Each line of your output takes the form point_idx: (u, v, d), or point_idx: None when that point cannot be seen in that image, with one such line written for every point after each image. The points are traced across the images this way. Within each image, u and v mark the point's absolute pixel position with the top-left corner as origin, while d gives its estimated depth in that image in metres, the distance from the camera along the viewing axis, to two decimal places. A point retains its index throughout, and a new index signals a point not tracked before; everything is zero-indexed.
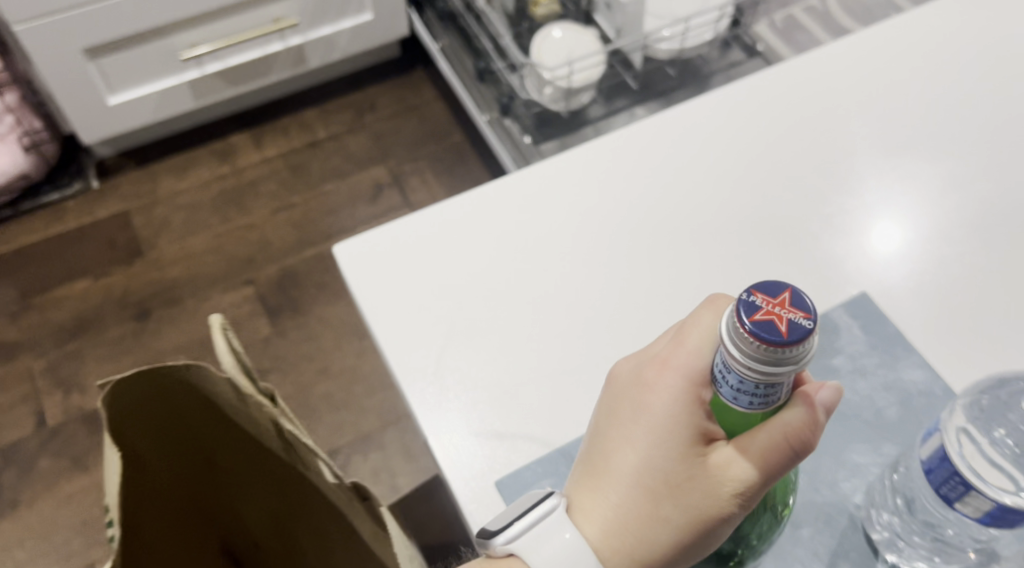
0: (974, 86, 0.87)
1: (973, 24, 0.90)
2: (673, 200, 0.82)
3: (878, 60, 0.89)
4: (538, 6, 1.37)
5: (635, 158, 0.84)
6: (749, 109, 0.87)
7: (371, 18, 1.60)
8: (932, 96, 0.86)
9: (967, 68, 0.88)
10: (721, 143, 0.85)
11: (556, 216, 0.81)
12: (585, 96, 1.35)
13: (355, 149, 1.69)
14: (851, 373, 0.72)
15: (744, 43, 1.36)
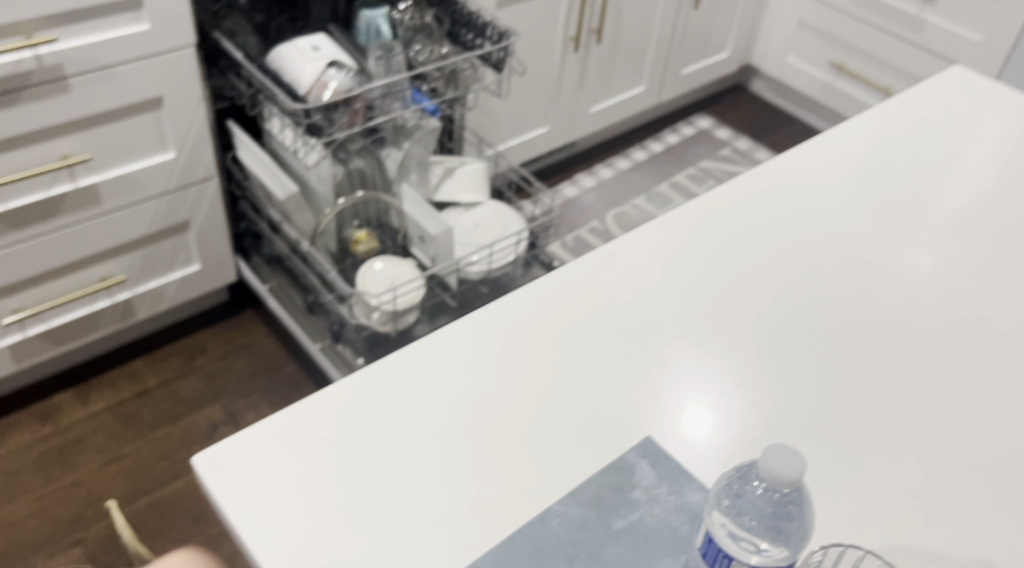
0: (765, 249, 0.88)
1: (744, 197, 0.94)
2: (479, 391, 0.73)
3: (666, 236, 0.88)
4: (360, 243, 1.50)
5: (440, 357, 0.75)
6: (557, 295, 0.82)
7: (199, 268, 1.65)
8: (727, 264, 0.86)
9: (751, 235, 0.89)
10: (528, 333, 0.78)
11: (369, 422, 0.70)
12: (410, 316, 1.47)
13: (186, 392, 1.72)
14: (648, 501, 0.67)
15: (543, 262, 1.63)
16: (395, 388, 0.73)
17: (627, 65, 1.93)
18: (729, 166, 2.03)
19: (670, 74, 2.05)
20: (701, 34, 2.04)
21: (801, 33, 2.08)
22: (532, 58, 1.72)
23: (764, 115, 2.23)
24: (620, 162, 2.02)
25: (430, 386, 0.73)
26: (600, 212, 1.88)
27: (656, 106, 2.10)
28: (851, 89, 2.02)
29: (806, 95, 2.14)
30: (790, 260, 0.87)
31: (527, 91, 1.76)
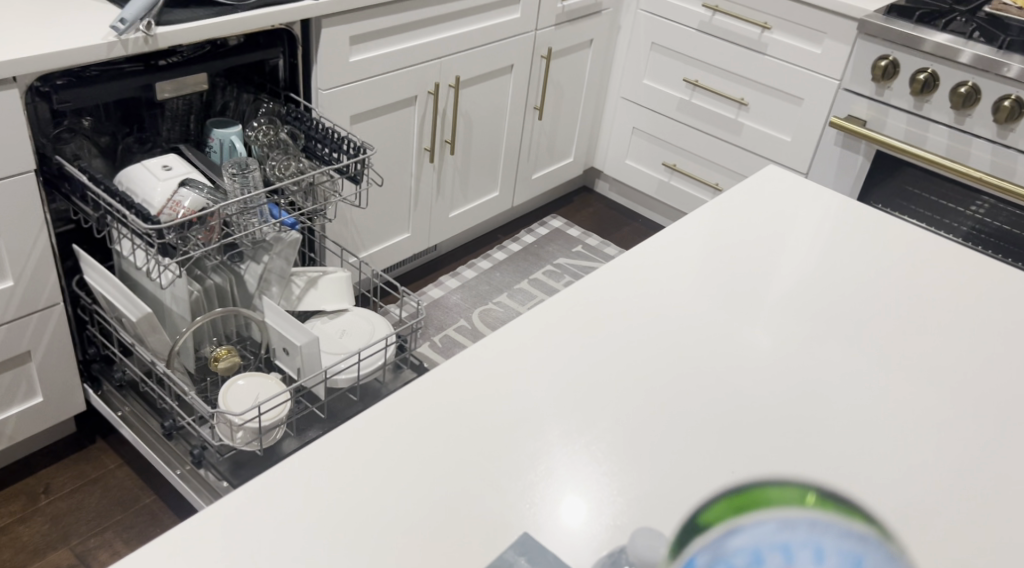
0: (628, 337, 0.91)
1: (604, 289, 0.97)
2: (353, 504, 0.71)
3: (534, 331, 0.90)
4: (219, 360, 1.43)
5: (309, 474, 0.72)
6: (429, 398, 0.81)
7: (41, 401, 1.55)
8: (594, 353, 0.88)
9: (614, 324, 0.92)
10: (396, 440, 0.76)
11: (238, 550, 0.66)
12: (278, 432, 1.42)
13: (30, 537, 1.59)
14: None
15: (412, 363, 1.62)
16: (263, 509, 0.69)
17: (479, 172, 2.00)
18: (583, 262, 2.12)
19: (521, 178, 2.14)
20: (547, 140, 2.15)
21: (637, 137, 2.23)
22: (387, 170, 1.76)
23: (610, 214, 2.36)
24: (480, 262, 2.07)
25: (297, 507, 0.70)
26: (466, 312, 1.90)
27: (510, 209, 2.18)
28: (685, 187, 2.18)
29: (647, 192, 2.28)
30: (652, 345, 0.90)
31: (385, 200, 1.79)
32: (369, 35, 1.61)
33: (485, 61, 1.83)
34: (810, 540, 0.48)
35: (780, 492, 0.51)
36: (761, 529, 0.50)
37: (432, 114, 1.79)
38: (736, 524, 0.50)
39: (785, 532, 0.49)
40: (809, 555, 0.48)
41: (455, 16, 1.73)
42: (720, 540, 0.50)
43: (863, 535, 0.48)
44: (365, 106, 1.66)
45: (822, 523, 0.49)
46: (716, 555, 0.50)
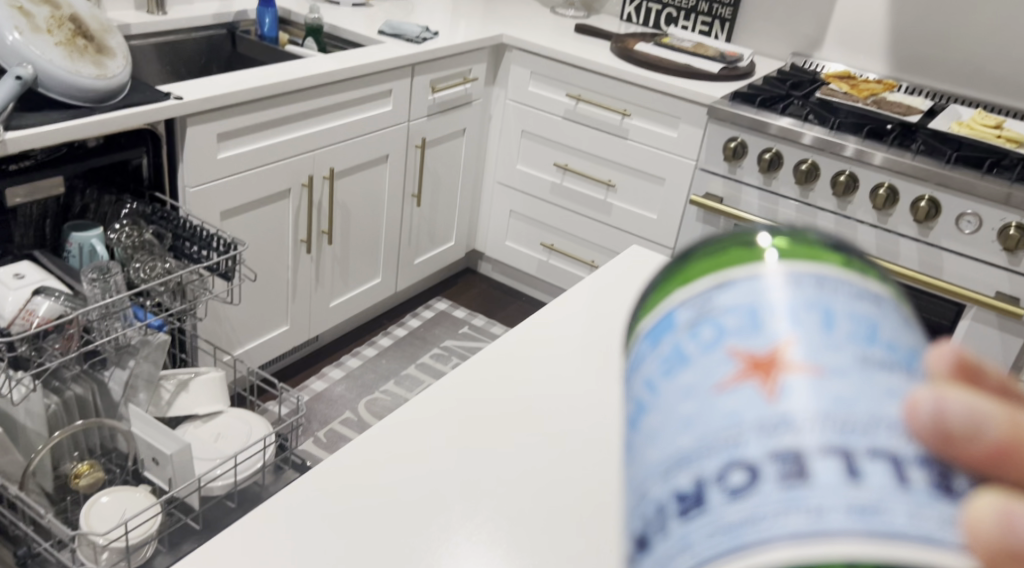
0: (573, 391, 0.74)
1: (535, 342, 0.81)
2: None
3: (457, 394, 0.72)
4: (80, 477, 1.35)
5: None
6: (333, 490, 0.62)
7: None
8: (534, 413, 0.71)
9: (553, 380, 0.76)
10: (292, 549, 0.57)
11: None
12: (147, 550, 1.31)
13: None
14: None
15: (295, 462, 1.57)
16: None
17: (359, 260, 1.98)
18: (471, 344, 2.12)
19: (403, 264, 2.13)
20: (427, 226, 2.16)
21: (515, 219, 2.27)
22: (262, 265, 1.73)
23: (493, 295, 2.37)
24: (365, 350, 2.04)
25: None
26: (352, 403, 1.85)
27: (394, 295, 2.16)
28: (564, 264, 2.22)
29: (528, 272, 2.32)
30: (603, 399, 0.74)
31: (260, 295, 1.75)
32: (238, 130, 1.59)
33: (359, 151, 1.84)
34: (824, 295, 0.27)
35: (800, 236, 0.30)
36: (767, 274, 0.28)
37: (307, 206, 1.78)
38: (726, 271, 0.29)
39: (793, 280, 0.28)
40: (818, 315, 0.27)
41: (325, 110, 1.73)
42: (703, 291, 0.29)
43: (880, 294, 0.28)
44: (235, 201, 1.63)
45: (841, 275, 0.28)
46: (668, 316, 0.29)
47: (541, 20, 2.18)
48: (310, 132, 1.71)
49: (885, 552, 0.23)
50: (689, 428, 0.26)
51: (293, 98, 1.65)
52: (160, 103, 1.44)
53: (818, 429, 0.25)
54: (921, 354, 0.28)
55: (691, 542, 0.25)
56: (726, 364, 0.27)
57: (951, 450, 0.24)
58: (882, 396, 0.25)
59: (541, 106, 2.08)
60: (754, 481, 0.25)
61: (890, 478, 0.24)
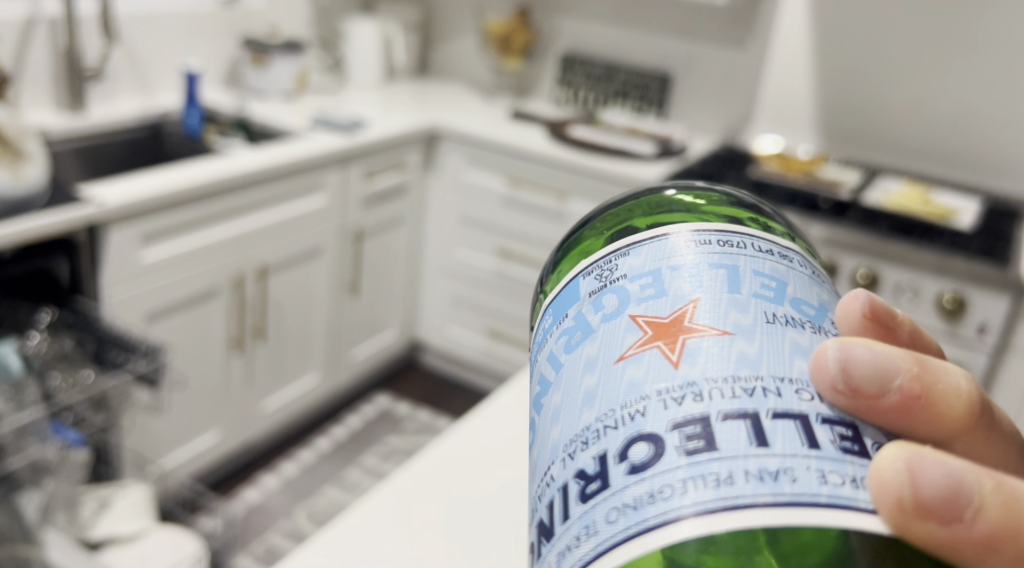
0: None
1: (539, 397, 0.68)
2: None
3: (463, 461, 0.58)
4: None
5: None
6: None
7: None
8: None
9: None
10: None
11: None
12: None
13: None
14: None
15: None
16: None
17: (295, 358, 1.90)
18: (415, 442, 2.04)
19: (343, 358, 2.06)
20: (366, 317, 2.10)
21: (457, 306, 2.23)
22: (191, 369, 1.64)
23: (435, 386, 2.30)
24: (303, 453, 1.94)
25: None
26: (289, 512, 1.76)
27: (334, 392, 2.08)
28: (508, 351, 2.18)
29: (473, 360, 2.26)
30: None
31: (190, 400, 1.66)
32: (164, 230, 1.52)
33: (292, 246, 1.78)
34: (730, 258, 0.26)
35: (706, 208, 0.29)
36: (670, 245, 0.27)
37: (239, 306, 1.70)
38: (632, 242, 0.28)
39: (698, 247, 0.26)
40: (723, 276, 0.26)
41: (256, 205, 1.67)
42: (609, 262, 0.27)
43: (791, 258, 0.27)
44: (161, 304, 1.54)
45: (749, 238, 0.27)
46: (573, 293, 0.28)
47: (474, 106, 2.18)
48: (240, 229, 1.65)
49: (793, 518, 0.21)
50: (592, 398, 0.24)
51: (222, 195, 1.59)
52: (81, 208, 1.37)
53: (725, 391, 0.23)
54: (825, 320, 0.27)
55: (591, 524, 0.23)
56: (630, 330, 0.25)
57: (861, 405, 0.24)
58: (789, 352, 0.24)
59: (478, 193, 2.06)
60: (651, 451, 0.23)
61: (796, 436, 0.22)
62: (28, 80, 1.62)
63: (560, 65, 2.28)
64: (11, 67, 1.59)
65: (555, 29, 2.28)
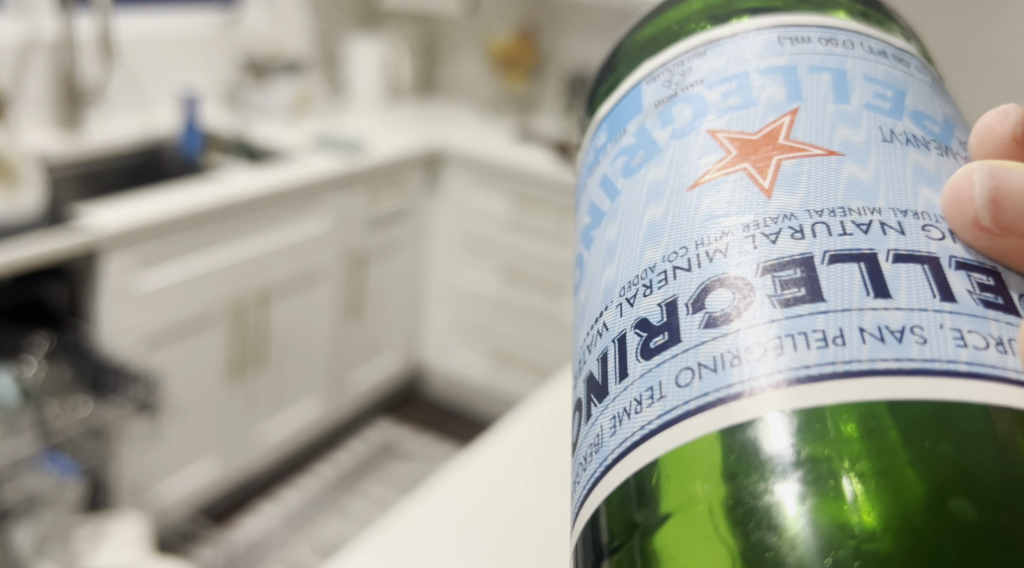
0: None
1: None
2: None
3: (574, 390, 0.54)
4: None
5: None
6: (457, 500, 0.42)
7: None
8: None
9: None
10: None
11: None
12: None
13: None
14: None
15: None
16: None
17: (299, 382, 1.86)
18: (420, 470, 1.98)
19: (346, 384, 2.01)
20: (369, 341, 2.06)
21: (462, 329, 2.19)
22: (192, 397, 1.60)
23: (438, 414, 2.25)
24: (304, 482, 1.89)
25: None
26: (290, 543, 1.70)
27: (336, 418, 2.04)
28: (513, 377, 2.14)
29: (478, 385, 2.22)
30: None
31: (190, 429, 1.62)
32: (165, 254, 1.47)
33: (292, 270, 1.74)
34: (835, 60, 0.27)
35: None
36: (756, 44, 0.27)
37: (241, 332, 1.67)
38: (712, 40, 0.28)
39: (792, 45, 0.27)
40: (828, 83, 0.26)
41: (259, 227, 1.64)
42: (682, 63, 0.28)
43: (908, 63, 0.28)
44: (158, 330, 1.50)
45: (857, 39, 0.27)
46: (640, 101, 0.29)
47: (477, 126, 2.17)
48: (241, 254, 1.61)
49: (925, 392, 0.21)
50: (660, 236, 0.25)
51: (226, 219, 1.56)
52: (79, 233, 1.31)
53: (831, 230, 0.23)
54: (952, 137, 0.27)
55: (657, 387, 0.23)
56: (711, 147, 0.25)
57: (1011, 246, 0.23)
58: (913, 175, 0.24)
59: (482, 215, 2.03)
60: (734, 301, 0.23)
61: (922, 284, 0.22)
62: (25, 99, 1.60)
63: (562, 85, 2.28)
64: (9, 86, 1.57)
65: (558, 48, 2.27)
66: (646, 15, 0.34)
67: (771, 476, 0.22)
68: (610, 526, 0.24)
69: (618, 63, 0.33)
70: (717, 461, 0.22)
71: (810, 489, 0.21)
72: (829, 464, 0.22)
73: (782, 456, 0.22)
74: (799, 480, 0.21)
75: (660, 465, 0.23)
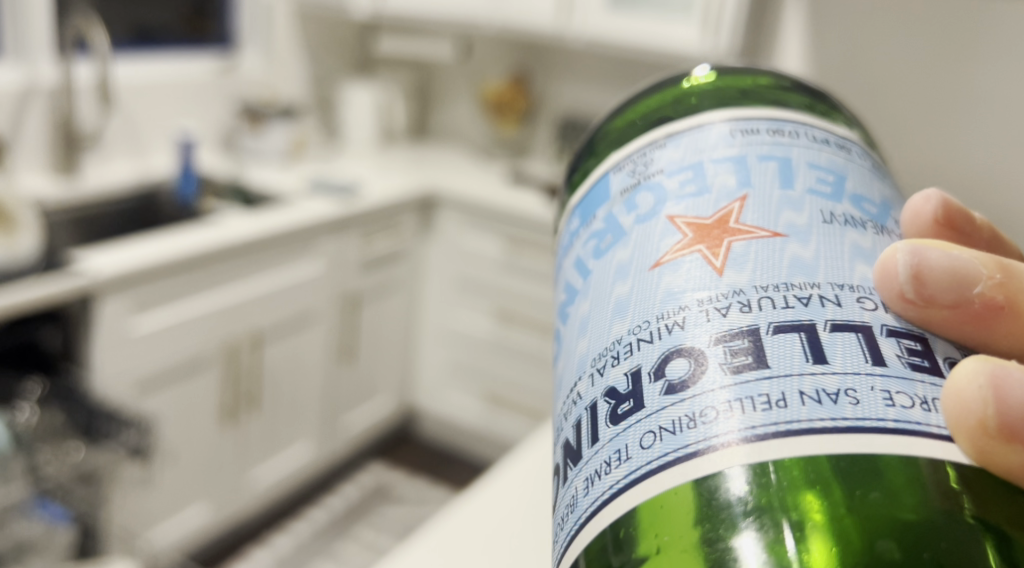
0: None
1: None
2: None
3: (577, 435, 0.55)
4: None
5: None
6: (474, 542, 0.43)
7: None
8: None
9: None
10: None
11: None
12: None
13: None
14: None
15: None
16: None
17: (291, 427, 1.86)
18: (413, 514, 1.97)
19: (339, 427, 2.01)
20: (362, 384, 2.05)
21: (455, 372, 2.19)
22: (184, 443, 1.59)
23: (431, 457, 2.23)
24: (296, 527, 1.87)
25: None
26: None
27: (328, 461, 2.02)
28: (506, 419, 2.13)
29: (471, 427, 2.21)
30: None
31: (182, 475, 1.61)
32: (159, 297, 1.47)
33: (286, 313, 1.75)
34: (782, 150, 0.29)
35: (762, 86, 0.32)
36: (712, 136, 0.29)
37: (234, 375, 1.66)
38: (671, 132, 0.30)
39: (743, 137, 0.29)
40: (774, 172, 0.28)
41: (253, 270, 1.64)
42: (643, 155, 0.30)
43: (848, 150, 0.30)
44: (151, 374, 1.49)
45: (801, 130, 0.30)
46: (608, 189, 0.31)
47: (471, 170, 2.18)
48: (237, 296, 1.62)
49: (859, 447, 0.23)
50: (626, 311, 0.27)
51: (220, 263, 1.56)
52: (73, 277, 1.32)
53: (775, 303, 0.25)
54: (888, 218, 0.29)
55: (624, 449, 0.25)
56: (669, 232, 0.27)
57: (932, 315, 0.26)
58: (850, 255, 0.26)
59: (476, 257, 2.04)
60: (690, 368, 0.25)
61: (856, 352, 0.24)
62: (23, 146, 1.61)
63: (555, 128, 2.31)
64: (7, 133, 1.58)
65: (550, 93, 2.30)
66: (617, 108, 0.36)
67: (730, 529, 0.23)
68: None
69: (593, 149, 0.35)
70: (691, 512, 0.24)
71: (762, 537, 0.23)
72: (773, 514, 0.23)
73: (737, 501, 0.23)
74: (755, 531, 0.23)
75: (635, 518, 0.24)
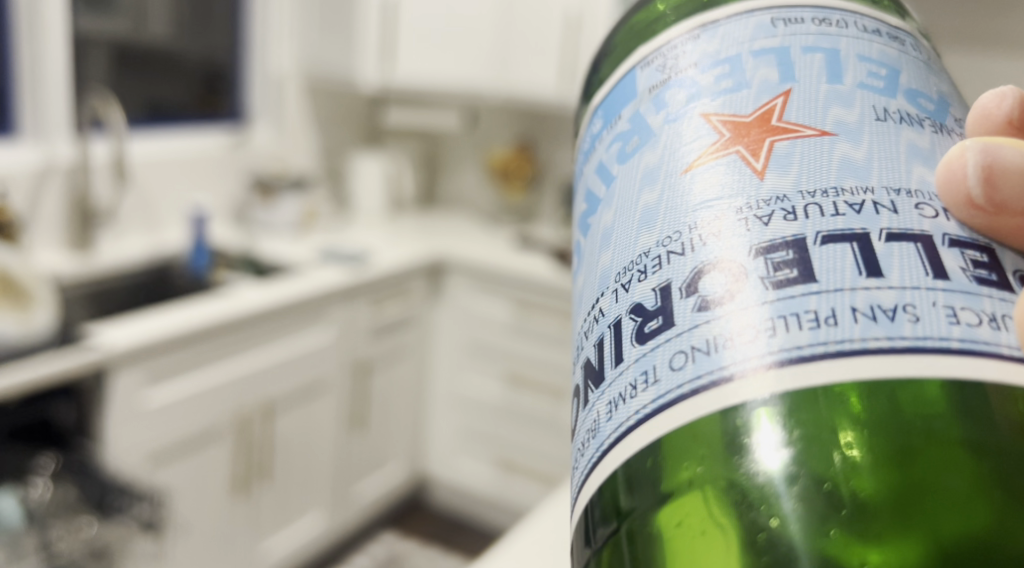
0: None
1: None
2: None
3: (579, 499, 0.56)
4: None
5: None
6: None
7: None
8: None
9: None
10: None
11: None
12: None
13: None
14: None
15: None
16: None
17: (302, 496, 1.84)
18: None
19: (350, 496, 1.99)
20: (373, 451, 2.05)
21: (466, 438, 2.18)
22: (195, 516, 1.58)
23: (443, 525, 2.21)
24: None
25: None
26: None
27: (340, 531, 2.00)
28: (519, 484, 2.12)
29: (483, 494, 2.19)
30: None
31: (194, 547, 1.59)
32: (171, 370, 1.48)
33: (297, 382, 1.75)
34: (829, 40, 0.27)
35: None
36: (751, 26, 0.28)
37: (245, 446, 1.66)
38: (706, 23, 0.29)
39: (785, 26, 0.28)
40: (821, 63, 0.27)
41: (263, 338, 1.65)
42: (674, 49, 0.29)
43: (901, 40, 0.28)
44: (162, 449, 1.49)
45: (851, 18, 0.28)
46: (635, 87, 0.29)
47: (479, 236, 2.21)
48: (248, 367, 1.63)
49: (916, 370, 0.22)
50: (654, 221, 0.26)
51: (233, 333, 1.58)
52: (86, 352, 1.33)
53: (824, 211, 0.24)
54: (945, 111, 0.28)
55: (652, 370, 0.24)
56: (705, 130, 0.26)
57: (1004, 225, 0.25)
58: (906, 153, 0.25)
59: (485, 320, 2.05)
60: (726, 282, 0.24)
61: (916, 263, 0.23)
62: (40, 224, 1.64)
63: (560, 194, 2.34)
64: (25, 212, 1.61)
65: (555, 160, 2.35)
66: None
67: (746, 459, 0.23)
68: (600, 510, 0.25)
69: (612, 52, 0.34)
70: (722, 450, 0.23)
71: (801, 470, 0.23)
72: (824, 443, 0.23)
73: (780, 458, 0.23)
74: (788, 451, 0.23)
75: (656, 450, 0.24)
